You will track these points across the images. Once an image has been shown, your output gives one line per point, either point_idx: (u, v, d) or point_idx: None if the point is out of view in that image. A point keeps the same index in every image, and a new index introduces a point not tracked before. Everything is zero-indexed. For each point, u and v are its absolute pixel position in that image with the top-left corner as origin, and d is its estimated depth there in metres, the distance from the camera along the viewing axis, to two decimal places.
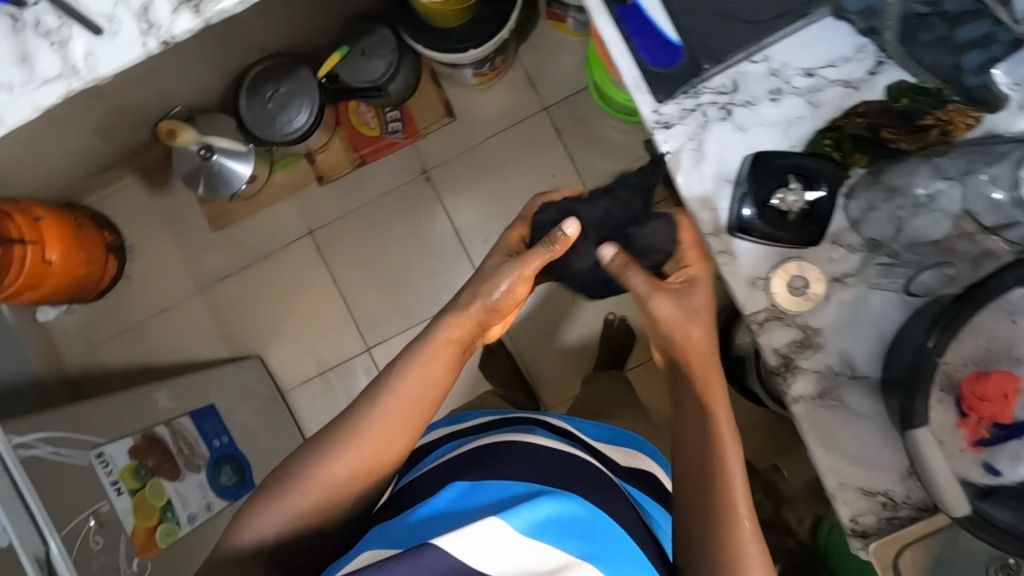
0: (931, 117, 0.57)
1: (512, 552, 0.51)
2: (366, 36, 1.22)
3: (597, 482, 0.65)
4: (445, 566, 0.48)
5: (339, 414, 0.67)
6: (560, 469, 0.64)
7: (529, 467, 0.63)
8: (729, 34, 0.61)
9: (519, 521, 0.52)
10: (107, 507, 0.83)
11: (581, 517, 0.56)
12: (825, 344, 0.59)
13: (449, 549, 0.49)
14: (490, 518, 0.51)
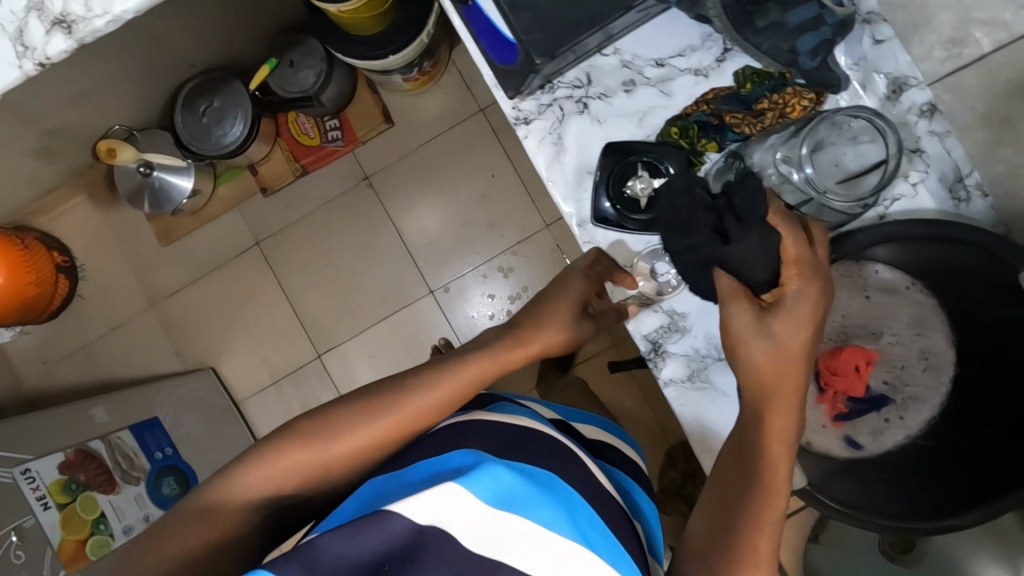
0: (764, 100, 0.64)
1: (481, 521, 0.46)
2: (295, 47, 1.25)
3: (582, 466, 0.60)
4: (405, 533, 0.44)
5: (338, 417, 0.57)
6: (556, 453, 0.58)
7: (496, 436, 0.57)
8: (569, 19, 0.63)
9: (485, 489, 0.47)
10: (31, 522, 0.87)
11: (558, 497, 0.52)
12: (690, 327, 0.69)
13: (408, 514, 0.44)
14: (453, 484, 0.46)
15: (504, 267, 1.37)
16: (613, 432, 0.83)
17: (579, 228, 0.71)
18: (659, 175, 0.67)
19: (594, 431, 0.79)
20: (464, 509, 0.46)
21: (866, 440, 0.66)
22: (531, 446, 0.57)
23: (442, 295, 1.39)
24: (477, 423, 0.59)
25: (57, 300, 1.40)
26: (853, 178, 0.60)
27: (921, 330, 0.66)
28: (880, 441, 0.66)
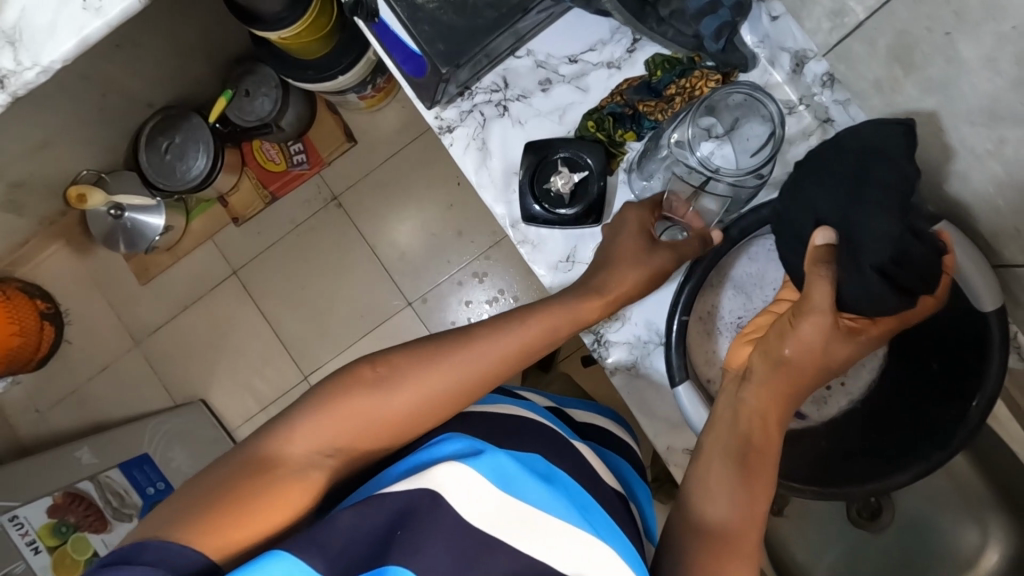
0: (672, 86, 0.68)
1: (482, 501, 0.48)
2: (247, 76, 1.27)
3: (569, 449, 0.60)
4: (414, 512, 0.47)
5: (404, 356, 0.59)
6: (559, 439, 0.60)
7: (478, 429, 0.58)
8: (477, 27, 0.67)
9: (485, 468, 0.50)
10: (22, 567, 0.87)
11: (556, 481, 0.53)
12: (630, 315, 0.72)
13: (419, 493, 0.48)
14: (456, 466, 0.49)
15: (477, 272, 1.38)
16: (611, 417, 0.81)
17: (512, 229, 0.75)
18: (579, 168, 0.72)
19: (591, 416, 0.77)
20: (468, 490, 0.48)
21: (809, 411, 0.72)
22: (523, 435, 0.59)
23: (419, 306, 1.40)
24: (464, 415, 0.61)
25: (43, 347, 1.42)
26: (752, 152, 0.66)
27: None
28: (822, 411, 0.72)
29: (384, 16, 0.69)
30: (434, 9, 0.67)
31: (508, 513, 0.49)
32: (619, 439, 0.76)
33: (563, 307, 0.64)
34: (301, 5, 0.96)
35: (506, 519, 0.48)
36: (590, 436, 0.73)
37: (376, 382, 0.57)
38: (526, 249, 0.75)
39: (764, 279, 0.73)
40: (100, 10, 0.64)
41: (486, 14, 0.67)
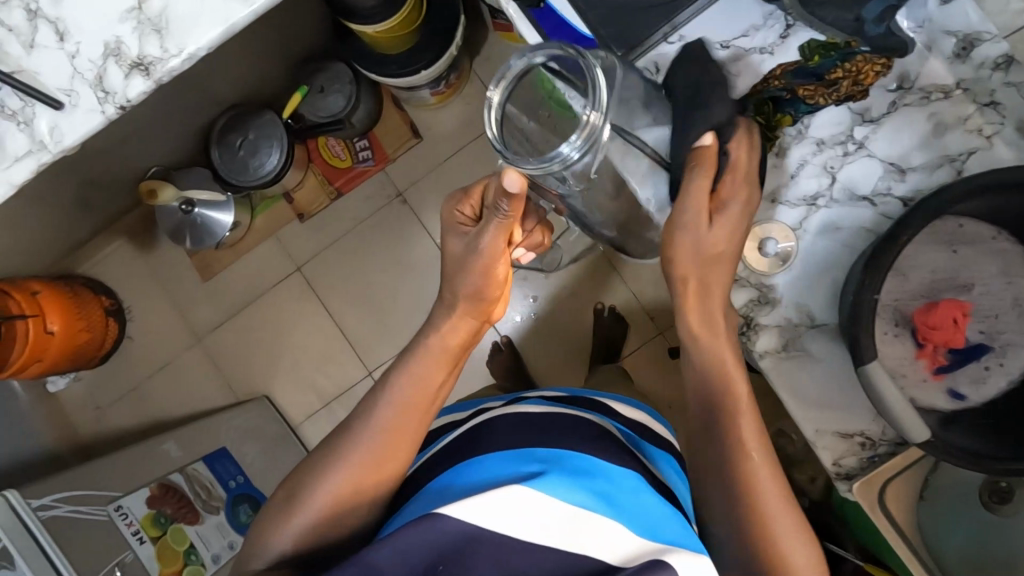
0: (837, 69, 0.56)
1: (535, 517, 0.51)
2: (321, 73, 1.27)
3: (594, 440, 0.63)
4: (460, 530, 0.49)
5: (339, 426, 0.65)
6: (576, 433, 0.64)
7: (514, 434, 0.63)
8: (638, 19, 0.61)
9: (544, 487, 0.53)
10: (131, 556, 0.86)
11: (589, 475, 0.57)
12: (781, 298, 0.61)
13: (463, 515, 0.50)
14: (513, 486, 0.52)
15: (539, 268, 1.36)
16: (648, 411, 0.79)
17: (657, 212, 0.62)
18: None
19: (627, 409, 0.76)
20: (517, 505, 0.51)
21: (969, 389, 0.63)
22: (547, 431, 0.63)
23: None
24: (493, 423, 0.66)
25: (107, 343, 1.42)
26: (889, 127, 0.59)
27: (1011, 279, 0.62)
28: (985, 390, 0.63)
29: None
30: None
31: (566, 519, 0.52)
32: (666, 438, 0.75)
33: (423, 365, 0.66)
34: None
35: (568, 525, 0.52)
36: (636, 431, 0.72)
37: (299, 485, 0.62)
38: None
39: (918, 260, 0.64)
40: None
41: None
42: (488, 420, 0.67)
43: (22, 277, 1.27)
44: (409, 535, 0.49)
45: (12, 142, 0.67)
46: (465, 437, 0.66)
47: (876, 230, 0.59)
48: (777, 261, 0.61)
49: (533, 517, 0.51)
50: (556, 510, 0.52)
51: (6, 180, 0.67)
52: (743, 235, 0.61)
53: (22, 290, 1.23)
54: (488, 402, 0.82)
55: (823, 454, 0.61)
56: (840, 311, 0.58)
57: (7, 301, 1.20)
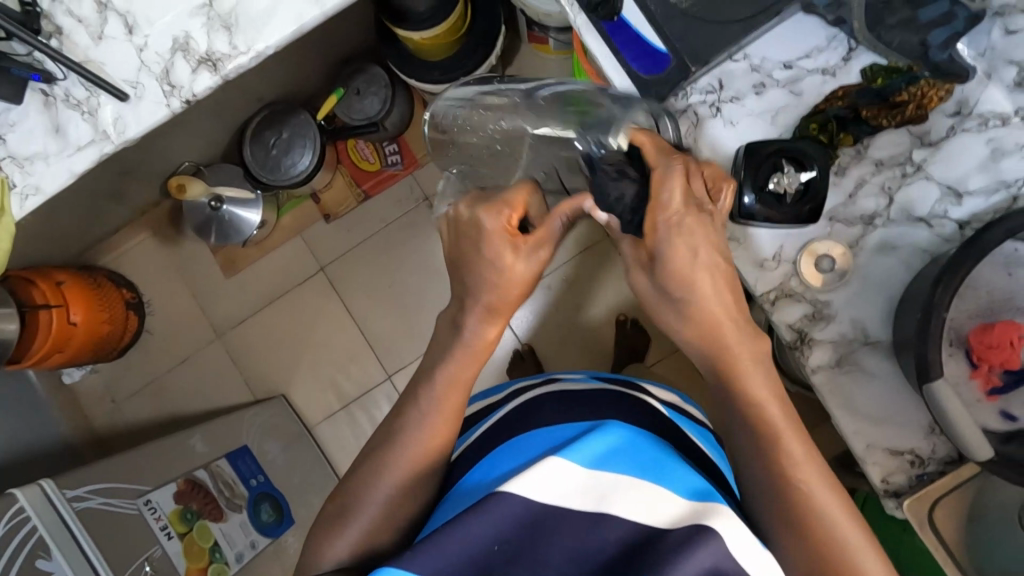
0: (903, 92, 0.58)
1: (578, 486, 0.48)
2: (357, 76, 1.29)
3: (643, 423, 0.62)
4: (515, 511, 0.46)
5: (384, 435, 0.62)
6: (610, 410, 0.62)
7: (561, 418, 0.61)
8: (711, 38, 0.61)
9: (580, 456, 0.50)
10: (160, 551, 0.85)
11: (630, 439, 0.54)
12: (836, 315, 0.62)
13: (517, 494, 0.47)
14: (552, 458, 0.49)
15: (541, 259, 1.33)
16: (676, 393, 0.78)
17: None
18: (805, 167, 0.59)
19: (658, 390, 0.76)
20: (554, 476, 0.48)
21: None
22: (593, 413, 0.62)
23: None
24: (539, 409, 0.64)
25: (126, 336, 1.41)
26: (946, 148, 0.60)
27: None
28: None
29: (628, 13, 0.62)
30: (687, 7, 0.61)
31: (606, 485, 0.49)
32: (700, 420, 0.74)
33: (458, 358, 0.60)
34: (446, 7, 0.99)
35: (609, 491, 0.48)
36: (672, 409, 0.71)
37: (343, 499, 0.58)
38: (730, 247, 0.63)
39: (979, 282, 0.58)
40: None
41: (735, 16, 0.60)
42: (532, 404, 0.66)
43: (47, 267, 1.27)
44: (462, 524, 0.46)
45: (75, 131, 0.68)
46: (515, 418, 0.65)
47: (933, 251, 0.60)
48: (834, 277, 0.61)
49: (575, 483, 0.48)
50: (595, 475, 0.49)
51: (67, 168, 0.68)
52: (799, 250, 0.62)
53: (47, 280, 1.23)
54: (519, 383, 0.80)
55: (871, 469, 0.62)
56: (898, 329, 0.59)
57: (32, 290, 1.19)
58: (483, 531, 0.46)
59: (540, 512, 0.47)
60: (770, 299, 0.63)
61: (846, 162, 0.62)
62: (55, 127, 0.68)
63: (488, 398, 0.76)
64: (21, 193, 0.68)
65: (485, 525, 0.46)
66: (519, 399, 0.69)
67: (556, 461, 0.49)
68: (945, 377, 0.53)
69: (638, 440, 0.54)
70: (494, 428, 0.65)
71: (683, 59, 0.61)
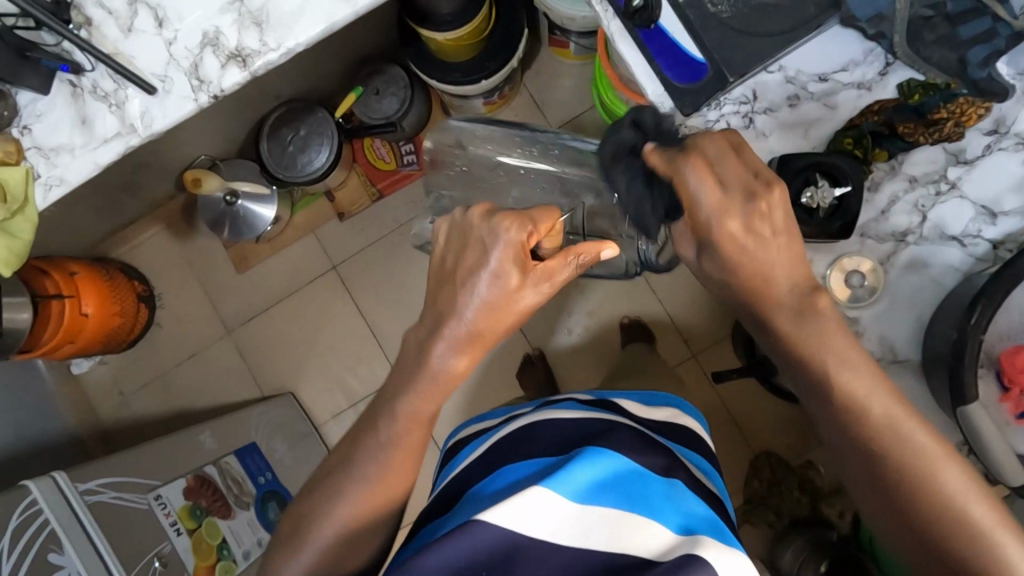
0: (941, 109, 0.56)
1: (560, 520, 0.49)
2: (377, 76, 1.29)
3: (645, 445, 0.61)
4: (497, 537, 0.46)
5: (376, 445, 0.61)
6: (607, 432, 0.61)
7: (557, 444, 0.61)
8: (750, 51, 0.60)
9: (565, 488, 0.50)
10: (169, 547, 0.84)
11: (617, 470, 0.54)
12: (865, 332, 0.61)
13: (500, 522, 0.47)
14: (536, 489, 0.49)
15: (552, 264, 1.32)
16: (677, 408, 0.77)
17: None
18: (839, 182, 0.58)
19: (655, 408, 0.75)
20: (538, 507, 0.48)
21: None
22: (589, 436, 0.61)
23: None
24: (537, 431, 0.64)
25: (137, 327, 1.41)
26: (982, 166, 0.59)
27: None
28: None
29: (665, 21, 0.60)
30: (726, 18, 0.60)
31: (588, 519, 0.50)
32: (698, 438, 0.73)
33: (415, 379, 0.60)
34: (472, 8, 0.99)
35: (591, 528, 0.49)
36: (663, 434, 0.70)
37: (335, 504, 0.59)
38: None
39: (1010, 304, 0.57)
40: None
41: (773, 29, 0.60)
42: (531, 423, 0.65)
43: (61, 257, 1.27)
44: (445, 547, 0.46)
45: (101, 123, 0.67)
46: (512, 438, 0.64)
47: (966, 270, 0.59)
48: (863, 293, 0.60)
49: (557, 517, 0.49)
50: (579, 510, 0.50)
51: (92, 160, 0.67)
52: (828, 266, 0.61)
53: (59, 270, 1.22)
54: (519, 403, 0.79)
55: None
56: (929, 349, 0.58)
57: (44, 279, 1.18)
58: (464, 557, 0.46)
59: (518, 544, 0.47)
60: None
61: (879, 178, 0.61)
62: (81, 119, 0.67)
63: (479, 423, 0.76)
64: (44, 184, 0.68)
65: (466, 547, 0.46)
66: (515, 420, 0.68)
67: (541, 491, 0.49)
68: (979, 400, 0.53)
69: (631, 471, 0.55)
70: (492, 448, 0.65)
71: (721, 68, 0.60)
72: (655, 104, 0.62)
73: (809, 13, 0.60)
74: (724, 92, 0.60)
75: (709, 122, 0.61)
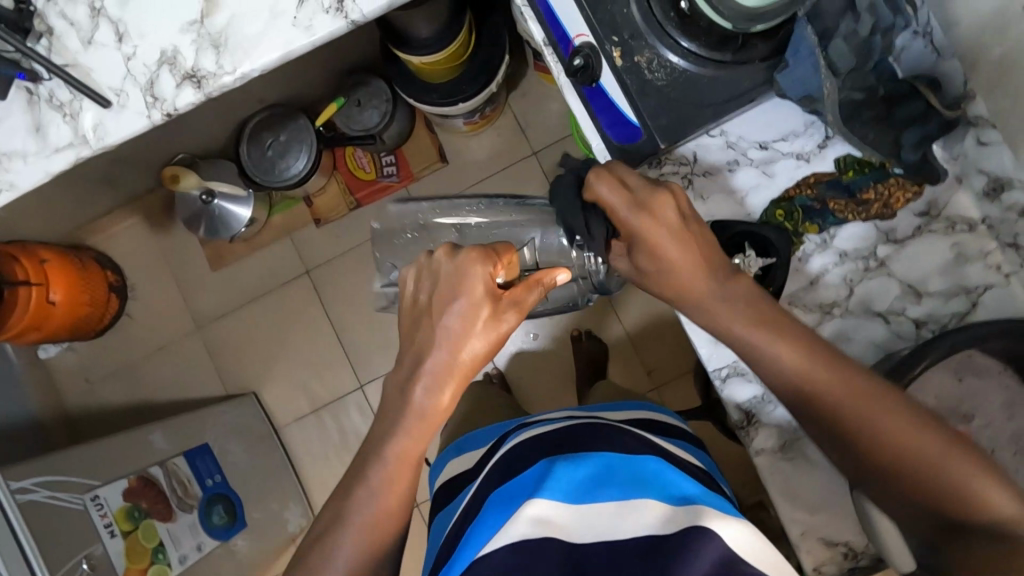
0: (870, 190, 0.59)
1: (563, 524, 0.53)
2: (360, 87, 1.29)
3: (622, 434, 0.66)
4: (510, 558, 0.51)
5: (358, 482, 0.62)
6: (592, 435, 0.65)
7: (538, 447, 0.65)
8: (687, 118, 0.58)
9: (555, 494, 0.55)
10: (100, 550, 0.85)
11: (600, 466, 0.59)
12: None
13: (507, 546, 0.51)
14: (531, 504, 0.54)
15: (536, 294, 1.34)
16: (648, 407, 0.82)
17: None
18: (766, 253, 0.60)
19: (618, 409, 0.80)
20: (541, 516, 0.53)
21: None
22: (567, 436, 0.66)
23: None
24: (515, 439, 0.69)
25: (106, 317, 1.42)
26: (912, 245, 0.59)
27: (1012, 414, 0.58)
28: None
29: (606, 80, 0.59)
30: (662, 85, 0.58)
31: (587, 515, 0.54)
32: (672, 426, 0.78)
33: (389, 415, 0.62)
34: (449, 34, 1.00)
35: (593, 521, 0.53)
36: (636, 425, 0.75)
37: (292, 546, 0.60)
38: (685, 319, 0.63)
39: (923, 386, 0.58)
40: (308, 29, 0.66)
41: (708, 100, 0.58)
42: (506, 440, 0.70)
43: (33, 243, 1.28)
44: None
45: (54, 132, 0.68)
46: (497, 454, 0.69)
47: (889, 347, 0.60)
48: None
49: (559, 523, 0.53)
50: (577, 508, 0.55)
51: (43, 169, 0.68)
52: None
53: (30, 257, 1.23)
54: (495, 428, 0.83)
55: (806, 558, 0.61)
56: None
57: (13, 265, 1.19)
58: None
59: (531, 554, 0.51)
60: (722, 375, 0.63)
61: (810, 250, 0.61)
62: (35, 127, 0.68)
63: (465, 459, 0.78)
64: None
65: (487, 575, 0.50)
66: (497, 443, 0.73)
67: (539, 503, 0.54)
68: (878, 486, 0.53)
69: (613, 467, 0.59)
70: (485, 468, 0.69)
71: (655, 135, 0.59)
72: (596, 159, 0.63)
73: (744, 87, 0.58)
74: (664, 153, 0.61)
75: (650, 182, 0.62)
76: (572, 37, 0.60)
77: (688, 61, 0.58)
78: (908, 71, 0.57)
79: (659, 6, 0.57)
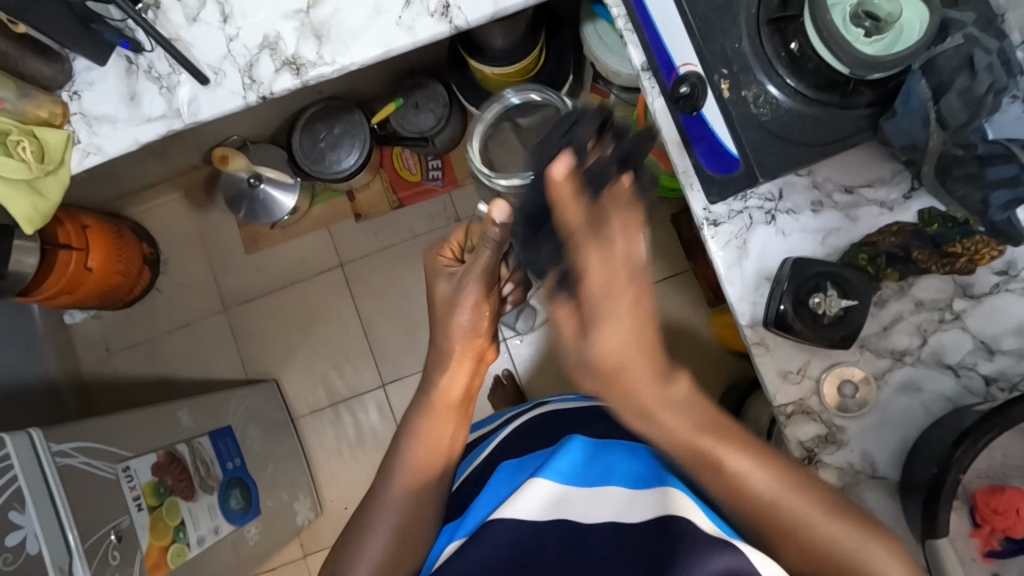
0: (958, 244, 0.57)
1: (561, 502, 0.54)
2: (419, 90, 1.30)
3: (623, 425, 0.66)
4: (511, 529, 0.52)
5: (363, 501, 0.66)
6: (604, 426, 0.65)
7: (548, 440, 0.65)
8: (787, 155, 0.61)
9: (555, 474, 0.56)
10: (127, 522, 0.83)
11: (597, 456, 0.58)
12: (848, 442, 0.62)
13: (508, 517, 0.53)
14: (535, 481, 0.55)
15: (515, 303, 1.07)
16: None
17: (748, 330, 0.64)
18: (847, 293, 0.61)
19: None
20: (545, 493, 0.54)
21: None
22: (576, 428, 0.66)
23: (512, 344, 1.33)
24: (528, 430, 0.69)
25: (137, 287, 1.42)
26: (991, 300, 0.60)
27: None
28: None
29: (708, 111, 0.62)
30: (765, 119, 0.61)
31: (583, 493, 0.54)
32: None
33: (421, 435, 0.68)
34: (523, 49, 1.02)
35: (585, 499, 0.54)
36: None
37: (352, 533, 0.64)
38: (757, 352, 0.64)
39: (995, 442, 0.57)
40: (411, 30, 0.67)
41: (808, 135, 0.61)
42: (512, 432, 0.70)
43: (77, 208, 1.28)
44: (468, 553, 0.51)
45: (148, 102, 0.69)
46: (509, 443, 0.68)
47: (956, 400, 0.60)
48: (853, 404, 0.61)
49: (557, 501, 0.54)
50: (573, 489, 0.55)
51: (132, 136, 0.69)
52: (824, 370, 0.63)
53: (73, 221, 1.23)
54: (512, 413, 0.82)
55: None
56: (908, 473, 0.59)
57: (58, 227, 1.20)
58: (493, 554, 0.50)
59: (524, 534, 0.52)
60: (786, 412, 0.63)
61: (889, 295, 0.62)
62: (130, 96, 0.69)
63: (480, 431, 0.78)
64: (82, 150, 0.69)
65: (488, 546, 0.51)
66: (514, 423, 0.72)
67: (542, 481, 0.55)
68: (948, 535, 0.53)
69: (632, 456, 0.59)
70: (494, 454, 0.68)
71: (754, 168, 0.62)
72: (684, 185, 0.65)
73: (846, 130, 0.61)
74: (752, 187, 0.63)
75: (734, 214, 0.64)
76: (676, 65, 0.64)
77: (793, 99, 0.61)
78: (1001, 134, 0.57)
79: (771, 45, 0.61)
